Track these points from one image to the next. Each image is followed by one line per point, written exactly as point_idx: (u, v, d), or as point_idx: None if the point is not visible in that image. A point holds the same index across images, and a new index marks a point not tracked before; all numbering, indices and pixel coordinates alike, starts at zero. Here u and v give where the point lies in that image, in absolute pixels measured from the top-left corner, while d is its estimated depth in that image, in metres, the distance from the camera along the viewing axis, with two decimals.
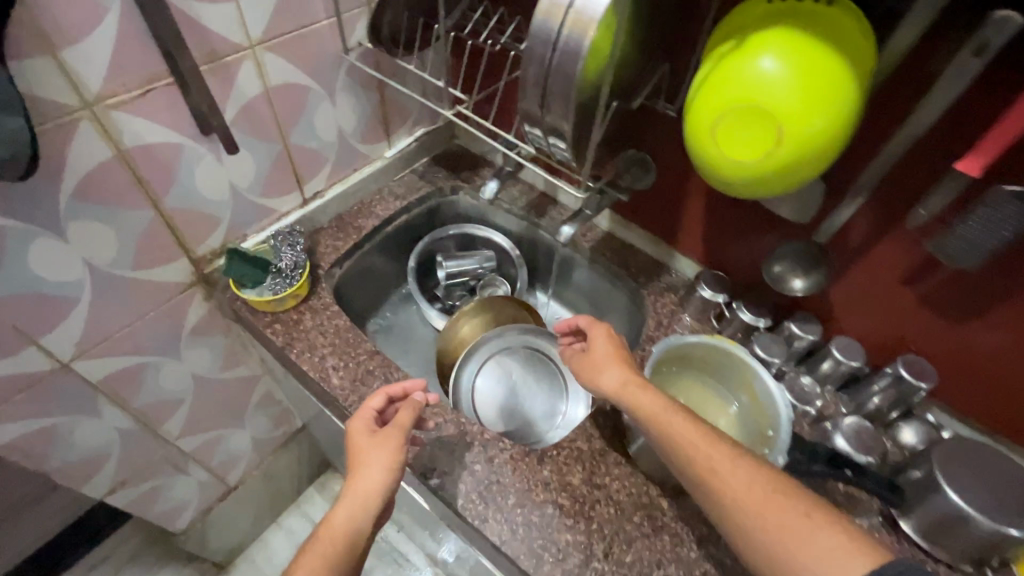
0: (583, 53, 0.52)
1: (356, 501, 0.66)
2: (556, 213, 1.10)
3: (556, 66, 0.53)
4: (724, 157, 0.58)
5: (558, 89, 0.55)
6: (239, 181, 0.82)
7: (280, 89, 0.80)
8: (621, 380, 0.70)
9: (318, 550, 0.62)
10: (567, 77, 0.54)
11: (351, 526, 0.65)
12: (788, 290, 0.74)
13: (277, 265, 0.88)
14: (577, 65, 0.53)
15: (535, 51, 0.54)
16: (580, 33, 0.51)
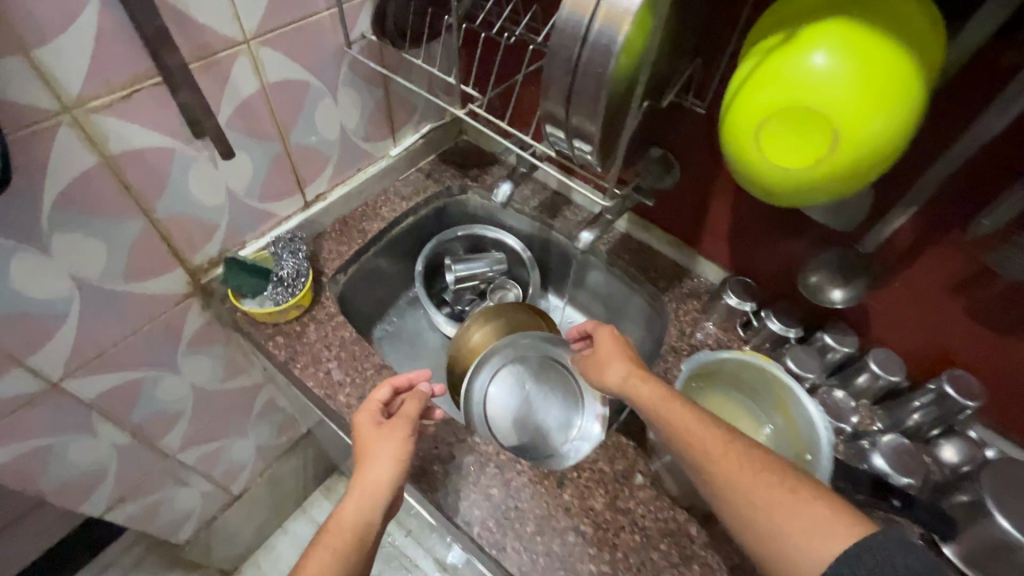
0: (616, 51, 0.46)
1: (365, 494, 0.63)
2: (570, 213, 1.05)
3: (584, 64, 0.48)
4: (767, 163, 0.52)
5: (588, 90, 0.49)
6: (236, 185, 0.77)
7: (279, 87, 0.74)
8: (626, 377, 0.72)
9: (326, 548, 0.59)
10: (597, 77, 0.48)
11: (359, 521, 0.62)
12: (827, 302, 0.70)
13: (277, 273, 0.83)
14: (609, 65, 0.47)
15: (562, 48, 0.48)
16: (613, 28, 0.46)
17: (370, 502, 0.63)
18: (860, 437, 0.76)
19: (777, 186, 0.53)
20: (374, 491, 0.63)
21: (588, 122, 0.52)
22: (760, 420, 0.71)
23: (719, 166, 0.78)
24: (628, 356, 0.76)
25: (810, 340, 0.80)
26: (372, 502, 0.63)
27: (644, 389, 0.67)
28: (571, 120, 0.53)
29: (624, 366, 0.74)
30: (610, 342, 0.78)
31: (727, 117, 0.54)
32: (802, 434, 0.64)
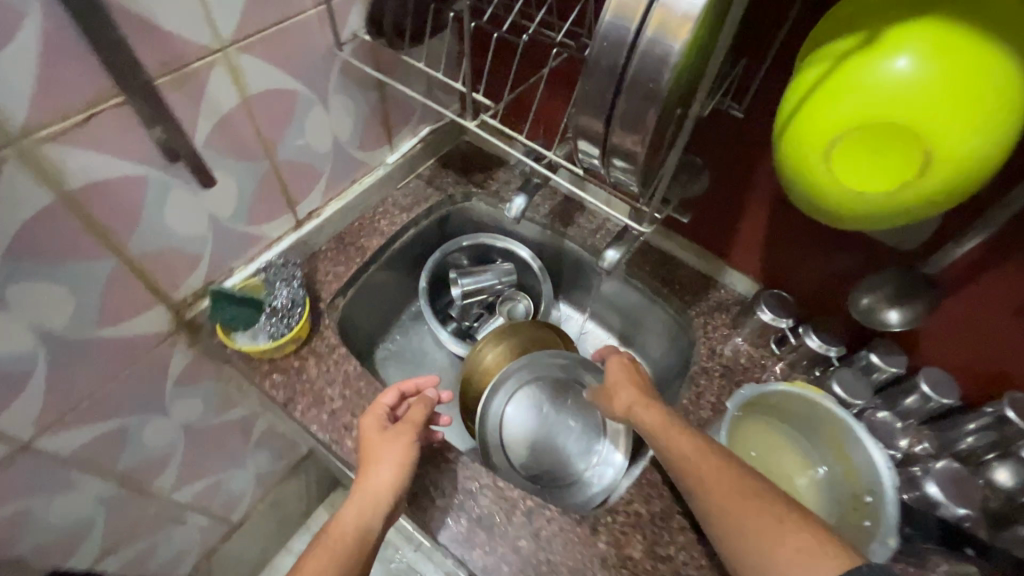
0: (672, 64, 0.39)
1: (366, 496, 0.60)
2: (584, 220, 0.97)
3: (632, 79, 0.40)
4: (839, 186, 0.45)
5: (635, 110, 0.42)
6: (218, 211, 0.69)
7: (262, 98, 0.65)
8: (631, 403, 0.70)
9: (325, 552, 0.57)
10: (646, 95, 0.41)
11: (360, 525, 0.59)
12: (883, 325, 0.62)
13: (272, 304, 0.76)
14: (662, 80, 0.39)
15: (604, 60, 0.41)
16: (670, 36, 0.38)
17: (371, 505, 0.60)
18: (910, 462, 0.71)
19: (848, 209, 0.46)
20: (375, 494, 0.61)
21: (632, 144, 0.44)
22: (812, 460, 0.66)
23: (757, 173, 0.71)
24: (636, 384, 0.73)
25: (852, 358, 0.75)
26: (374, 505, 0.60)
27: (647, 414, 0.66)
28: (611, 141, 0.46)
29: (632, 391, 0.72)
30: (618, 369, 0.75)
31: (788, 130, 0.47)
32: (861, 475, 0.59)
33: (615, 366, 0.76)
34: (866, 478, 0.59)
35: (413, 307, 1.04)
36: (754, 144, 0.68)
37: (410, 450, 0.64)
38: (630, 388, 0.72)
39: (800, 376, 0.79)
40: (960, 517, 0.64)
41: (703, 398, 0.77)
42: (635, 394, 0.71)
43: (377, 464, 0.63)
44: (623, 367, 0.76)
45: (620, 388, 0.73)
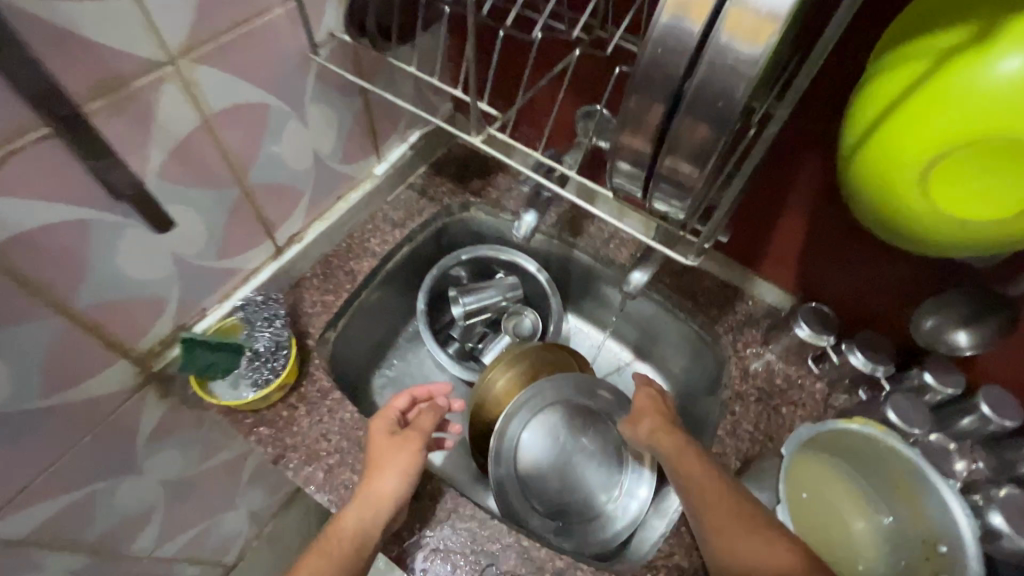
0: (750, 79, 0.32)
1: (366, 500, 0.57)
2: (594, 228, 0.87)
3: (691, 100, 0.33)
4: (934, 216, 0.38)
5: (693, 132, 0.35)
6: (184, 249, 0.59)
7: (225, 116, 0.55)
8: (654, 432, 0.63)
9: (322, 559, 0.54)
10: (710, 117, 0.34)
11: (358, 531, 0.55)
12: (953, 348, 0.57)
13: (253, 347, 0.67)
14: (735, 99, 0.32)
15: (659, 70, 0.33)
16: (747, 43, 0.31)
17: (370, 511, 0.56)
18: (969, 490, 0.64)
19: (938, 235, 0.39)
20: (374, 501, 0.57)
21: (686, 172, 0.38)
22: (877, 507, 0.59)
23: (795, 178, 0.62)
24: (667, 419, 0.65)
25: (899, 377, 0.69)
26: (373, 511, 0.56)
27: (663, 439, 0.61)
28: (659, 170, 0.39)
29: (654, 419, 0.64)
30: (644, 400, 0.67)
31: (870, 141, 0.39)
32: (931, 521, 0.54)
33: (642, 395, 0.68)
34: (938, 525, 0.53)
35: (410, 326, 0.92)
36: (796, 147, 0.59)
37: (416, 457, 0.60)
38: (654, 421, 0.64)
39: (842, 396, 0.71)
40: None
41: (740, 427, 0.69)
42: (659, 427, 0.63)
43: (379, 469, 0.59)
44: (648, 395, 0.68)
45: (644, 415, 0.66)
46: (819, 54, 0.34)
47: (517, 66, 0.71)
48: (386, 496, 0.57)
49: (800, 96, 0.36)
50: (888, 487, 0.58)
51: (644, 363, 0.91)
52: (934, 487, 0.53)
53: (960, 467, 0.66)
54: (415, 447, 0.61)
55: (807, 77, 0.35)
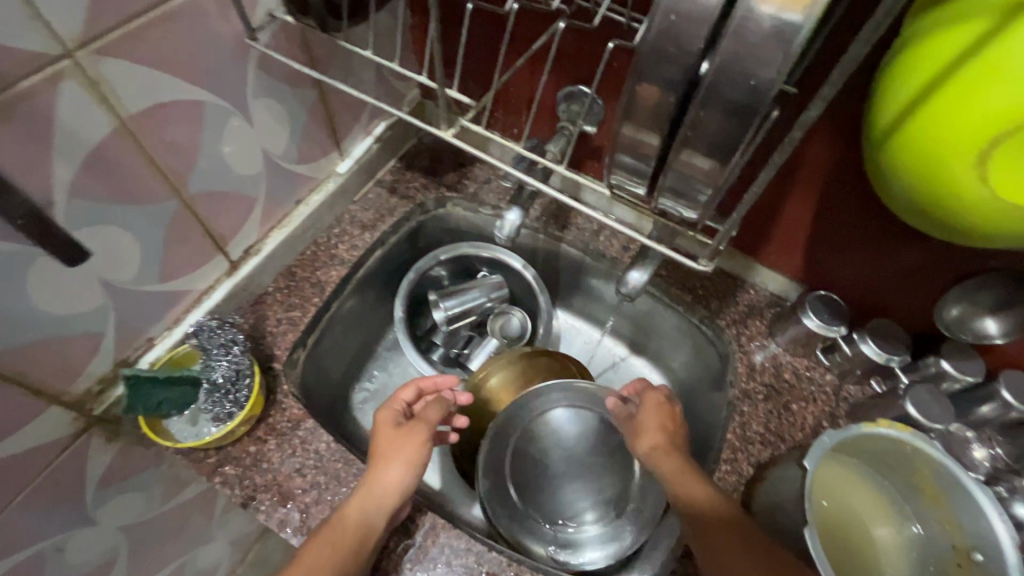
0: (786, 53, 0.27)
1: (371, 490, 0.54)
2: (582, 220, 0.80)
3: (709, 85, 0.30)
4: (994, 206, 0.33)
5: (714, 119, 0.31)
6: (115, 275, 0.51)
7: (151, 116, 0.47)
8: (656, 448, 0.58)
9: (324, 548, 0.50)
10: (734, 102, 0.30)
11: (364, 520, 0.52)
12: (983, 337, 0.56)
13: (209, 379, 0.59)
14: (767, 78, 0.28)
15: (673, 44, 0.29)
16: (782, 6, 0.26)
17: (377, 500, 0.53)
18: (993, 481, 0.61)
19: (997, 226, 0.34)
20: (380, 492, 0.54)
21: (701, 165, 0.34)
22: (905, 517, 0.56)
23: (801, 162, 0.56)
24: (668, 432, 0.60)
25: (915, 365, 0.64)
26: (380, 501, 0.53)
27: (661, 460, 0.57)
28: (672, 164, 0.35)
29: (658, 428, 0.60)
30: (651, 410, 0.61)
31: (916, 119, 0.34)
32: (964, 527, 0.51)
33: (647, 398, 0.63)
34: (970, 531, 0.50)
35: (389, 335, 0.83)
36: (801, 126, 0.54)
37: (422, 447, 0.58)
38: (651, 435, 0.59)
39: (853, 387, 0.67)
40: None
41: (749, 429, 0.64)
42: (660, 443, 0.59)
43: (387, 458, 0.56)
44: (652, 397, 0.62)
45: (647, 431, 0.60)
46: (873, 31, 0.28)
47: (488, 45, 0.63)
48: (392, 487, 0.54)
49: (850, 74, 0.30)
50: (918, 494, 0.55)
51: (640, 357, 0.84)
52: (967, 493, 0.49)
53: (980, 455, 0.61)
54: (423, 437, 0.58)
55: (861, 50, 0.29)
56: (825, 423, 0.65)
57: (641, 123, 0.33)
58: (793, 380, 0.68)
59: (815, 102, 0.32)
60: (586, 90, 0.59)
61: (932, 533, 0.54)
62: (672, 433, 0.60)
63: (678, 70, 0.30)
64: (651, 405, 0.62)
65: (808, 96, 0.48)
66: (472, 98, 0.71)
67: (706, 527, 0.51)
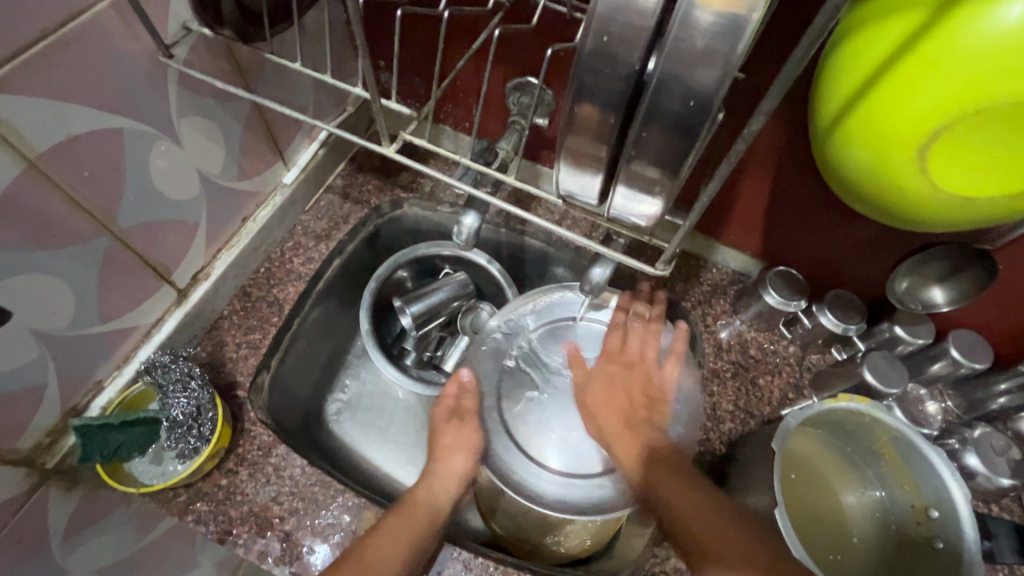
0: (727, 60, 0.27)
1: (440, 477, 0.59)
2: (542, 210, 0.74)
3: (650, 95, 0.29)
4: (934, 194, 0.34)
5: (657, 132, 0.30)
6: (48, 324, 0.48)
7: (64, 148, 0.44)
8: (610, 411, 0.58)
9: (403, 527, 0.54)
10: (677, 115, 0.29)
11: (432, 502, 0.57)
12: (930, 305, 0.61)
13: (169, 417, 0.56)
14: (708, 87, 0.28)
15: (608, 64, 0.29)
16: (719, 11, 0.26)
17: (444, 486, 0.59)
18: (947, 434, 0.64)
19: (931, 213, 0.36)
20: (448, 479, 0.59)
21: (649, 175, 0.33)
22: (868, 483, 0.59)
23: (754, 146, 0.56)
24: (644, 388, 0.59)
25: (870, 332, 0.67)
26: (446, 487, 0.59)
27: (618, 437, 0.57)
28: (620, 175, 0.35)
29: (620, 379, 0.59)
30: (607, 366, 0.60)
31: (859, 110, 0.34)
32: (922, 489, 0.54)
33: (612, 337, 0.61)
34: (928, 492, 0.53)
35: (358, 342, 0.79)
36: None
37: (478, 437, 0.60)
38: (609, 393, 0.59)
39: (816, 356, 0.69)
40: (1006, 488, 0.59)
41: (720, 408, 0.65)
42: (615, 409, 0.58)
43: (450, 450, 0.60)
44: (617, 342, 0.61)
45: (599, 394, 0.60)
46: (817, 32, 0.26)
47: (429, 40, 0.60)
48: (458, 476, 0.59)
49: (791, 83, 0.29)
50: (879, 459, 0.58)
51: None
52: (923, 456, 0.52)
53: (932, 409, 0.63)
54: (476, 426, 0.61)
55: (800, 63, 0.28)
56: (790, 395, 0.67)
57: (588, 135, 0.33)
58: (760, 356, 0.69)
59: (755, 112, 0.31)
60: (534, 80, 0.57)
61: (895, 497, 0.57)
62: (641, 388, 0.59)
63: (617, 82, 0.29)
64: (613, 348, 0.61)
65: (754, 82, 0.47)
66: (418, 94, 0.68)
67: (649, 474, 0.54)
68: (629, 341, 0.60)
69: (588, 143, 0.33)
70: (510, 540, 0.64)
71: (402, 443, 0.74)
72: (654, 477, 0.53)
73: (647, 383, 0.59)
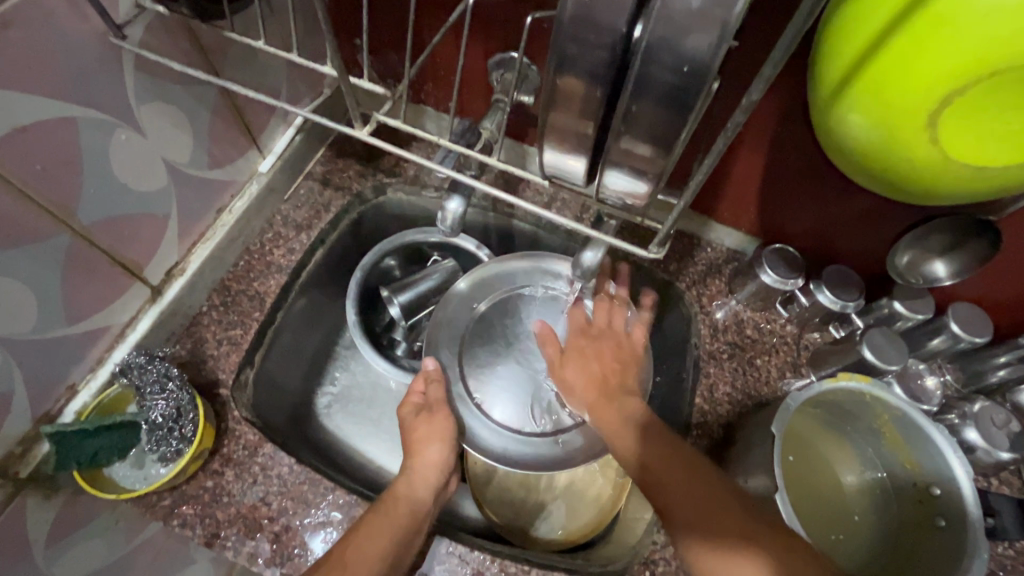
0: (723, 22, 0.24)
1: (419, 472, 0.58)
2: (531, 192, 0.71)
3: (639, 66, 0.26)
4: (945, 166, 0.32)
5: (648, 106, 0.28)
6: (10, 330, 0.46)
7: (13, 141, 0.41)
8: (589, 382, 0.57)
9: (384, 526, 0.51)
10: (667, 87, 0.27)
11: (410, 496, 0.55)
12: (928, 280, 0.60)
13: (148, 420, 0.54)
14: (701, 55, 0.25)
15: (592, 31, 0.27)
16: None
17: (422, 479, 0.57)
18: (947, 409, 0.63)
19: (941, 183, 0.34)
20: (426, 472, 0.58)
21: (640, 153, 0.31)
22: (869, 464, 0.59)
23: (748, 121, 0.54)
24: (615, 354, 0.59)
25: (869, 308, 0.65)
26: (423, 479, 0.57)
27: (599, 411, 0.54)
28: (609, 154, 0.32)
29: (594, 348, 0.59)
30: (580, 342, 0.60)
31: (867, 74, 0.31)
32: (922, 466, 0.53)
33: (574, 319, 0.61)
34: (930, 469, 0.52)
35: (347, 334, 0.76)
36: None
37: (450, 423, 0.60)
38: (582, 364, 0.58)
39: (813, 334, 0.67)
40: (1005, 461, 0.58)
41: (717, 390, 0.63)
42: (589, 380, 0.57)
43: (421, 443, 0.59)
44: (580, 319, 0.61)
45: (588, 368, 0.58)
46: None
47: (404, 15, 0.57)
48: (437, 466, 0.58)
49: (791, 51, 0.27)
50: (878, 438, 0.57)
51: None
52: (924, 434, 0.52)
53: (931, 384, 0.61)
54: (446, 414, 0.60)
55: (804, 24, 0.25)
56: (788, 373, 0.65)
57: (572, 113, 0.31)
58: (759, 336, 0.66)
59: (754, 82, 0.29)
60: (517, 54, 0.52)
61: (897, 479, 0.56)
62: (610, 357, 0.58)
63: (602, 52, 0.27)
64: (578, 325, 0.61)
65: (750, 50, 0.45)
66: (396, 70, 0.64)
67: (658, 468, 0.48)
68: (598, 315, 0.61)
69: (571, 120, 0.31)
70: (508, 529, 0.63)
71: (395, 434, 0.72)
72: (623, 436, 0.52)
73: (619, 351, 0.59)
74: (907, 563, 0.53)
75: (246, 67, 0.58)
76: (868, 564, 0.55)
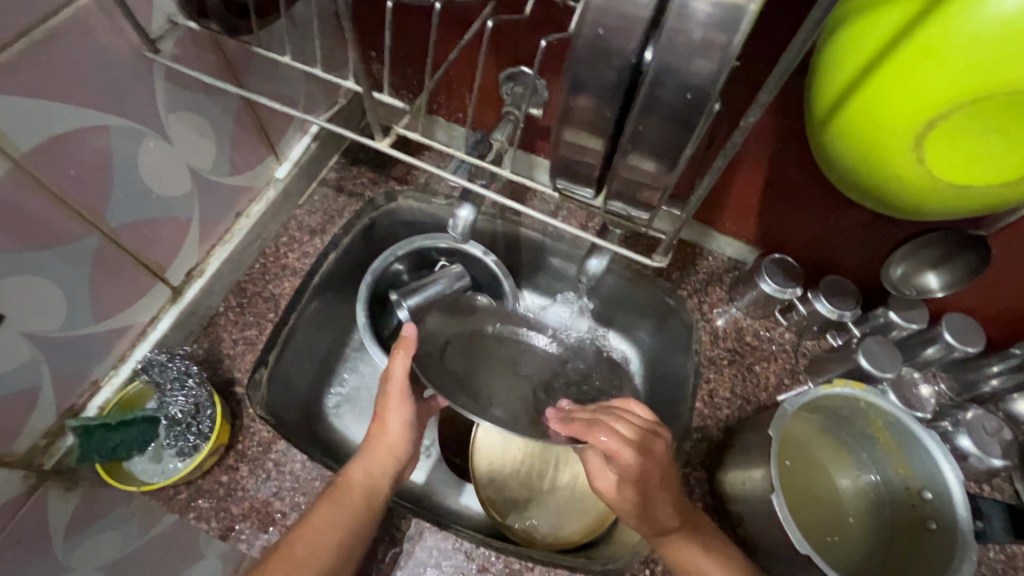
0: (723, 51, 0.26)
1: (376, 454, 0.57)
2: (538, 200, 0.73)
3: (647, 89, 0.29)
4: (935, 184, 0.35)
5: (656, 123, 0.30)
6: (41, 326, 0.48)
7: (51, 149, 0.43)
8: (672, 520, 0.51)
9: (337, 509, 0.52)
10: (672, 109, 0.29)
11: (369, 483, 0.55)
12: (922, 292, 0.62)
13: (168, 415, 0.56)
14: (703, 80, 0.27)
15: (603, 56, 0.29)
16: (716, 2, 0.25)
17: (380, 464, 0.57)
18: (940, 417, 0.64)
19: (930, 200, 0.36)
20: (381, 455, 0.57)
21: (646, 168, 0.33)
22: (864, 469, 0.60)
23: (747, 142, 0.57)
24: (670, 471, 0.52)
25: (865, 317, 0.68)
26: (380, 463, 0.56)
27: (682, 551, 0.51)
28: (617, 168, 0.34)
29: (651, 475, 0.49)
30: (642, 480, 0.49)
31: (858, 98, 0.34)
32: (915, 472, 0.55)
33: (630, 432, 0.50)
34: (924, 474, 0.54)
35: (356, 335, 0.78)
36: None
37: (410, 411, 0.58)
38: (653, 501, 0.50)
39: (811, 342, 0.69)
40: (996, 467, 0.60)
41: (717, 395, 0.65)
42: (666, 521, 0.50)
43: (382, 422, 0.58)
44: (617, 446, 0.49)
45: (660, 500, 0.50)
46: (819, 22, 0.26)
47: (421, 31, 0.60)
48: (392, 450, 0.57)
49: (785, 80, 0.29)
50: (874, 443, 0.58)
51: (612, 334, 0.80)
52: (917, 441, 0.54)
53: (926, 393, 0.63)
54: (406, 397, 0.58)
55: (798, 55, 0.28)
56: (786, 380, 0.66)
57: (583, 130, 0.33)
58: (758, 343, 0.68)
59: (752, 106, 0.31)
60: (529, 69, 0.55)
61: (892, 484, 0.58)
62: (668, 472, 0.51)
63: (612, 74, 0.29)
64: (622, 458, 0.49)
65: (751, 69, 0.47)
66: (411, 83, 0.67)
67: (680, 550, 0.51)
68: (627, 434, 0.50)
69: (583, 137, 0.33)
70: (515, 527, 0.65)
71: None
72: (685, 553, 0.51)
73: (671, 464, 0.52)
74: (901, 565, 0.54)
75: (267, 77, 0.60)
76: (863, 565, 0.56)
